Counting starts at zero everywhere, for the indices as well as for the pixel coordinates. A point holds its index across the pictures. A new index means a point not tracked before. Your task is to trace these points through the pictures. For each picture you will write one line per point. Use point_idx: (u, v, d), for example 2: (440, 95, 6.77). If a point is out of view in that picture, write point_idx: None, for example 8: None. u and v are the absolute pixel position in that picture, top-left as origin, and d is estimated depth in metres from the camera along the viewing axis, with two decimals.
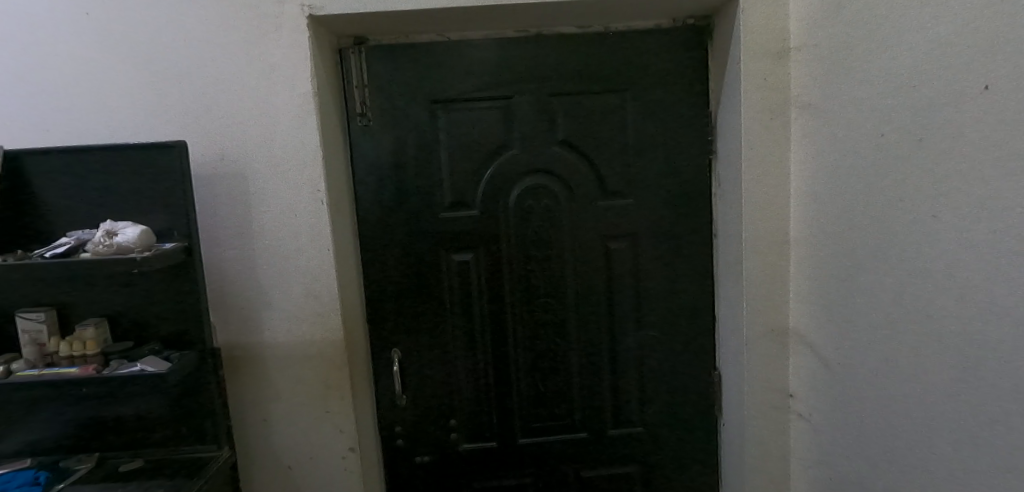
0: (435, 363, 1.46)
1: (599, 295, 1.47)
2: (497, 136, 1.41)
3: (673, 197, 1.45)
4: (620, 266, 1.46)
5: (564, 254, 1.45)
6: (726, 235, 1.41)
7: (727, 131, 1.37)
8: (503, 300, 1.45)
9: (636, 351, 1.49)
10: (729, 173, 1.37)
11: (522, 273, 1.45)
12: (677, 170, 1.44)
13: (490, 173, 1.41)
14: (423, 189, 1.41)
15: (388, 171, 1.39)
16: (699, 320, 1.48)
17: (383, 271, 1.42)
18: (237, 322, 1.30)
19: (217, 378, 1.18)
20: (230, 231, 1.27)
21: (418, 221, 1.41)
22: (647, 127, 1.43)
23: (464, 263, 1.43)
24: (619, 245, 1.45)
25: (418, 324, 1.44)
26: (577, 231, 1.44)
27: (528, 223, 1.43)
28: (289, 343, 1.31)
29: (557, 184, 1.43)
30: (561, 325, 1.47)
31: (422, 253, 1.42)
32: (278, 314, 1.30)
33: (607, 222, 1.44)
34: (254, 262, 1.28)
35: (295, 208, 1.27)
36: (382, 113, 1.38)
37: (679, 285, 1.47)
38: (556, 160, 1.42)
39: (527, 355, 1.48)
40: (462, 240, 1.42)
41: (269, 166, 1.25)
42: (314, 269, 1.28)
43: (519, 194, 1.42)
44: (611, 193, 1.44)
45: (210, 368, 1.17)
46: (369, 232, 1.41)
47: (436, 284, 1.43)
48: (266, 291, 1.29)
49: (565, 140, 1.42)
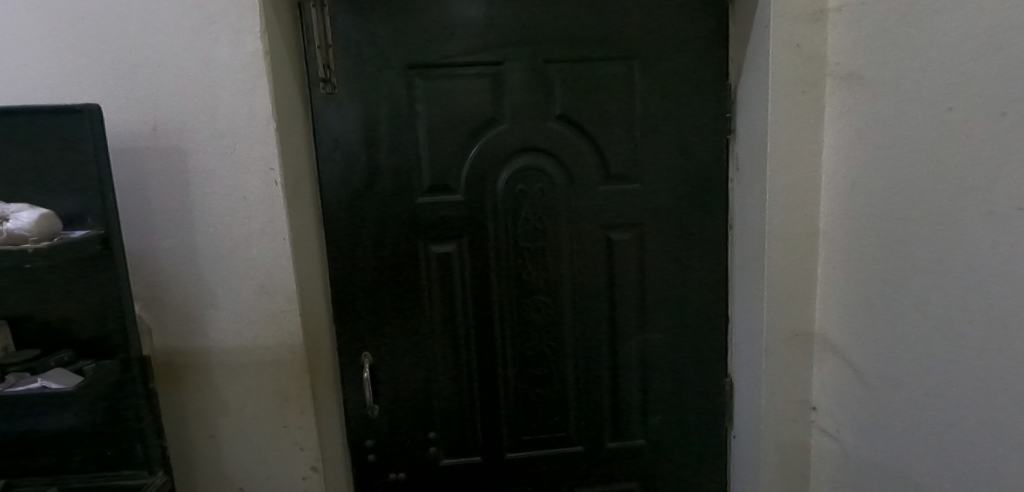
0: (413, 369, 1.28)
1: (599, 292, 1.29)
2: (484, 109, 1.21)
3: (685, 182, 1.27)
4: (624, 261, 1.28)
5: (560, 246, 1.27)
6: (744, 227, 1.24)
7: (750, 107, 1.19)
8: (489, 299, 1.27)
9: (639, 356, 1.32)
10: (750, 156, 1.20)
11: (512, 267, 1.27)
12: (689, 152, 1.26)
13: (475, 152, 1.22)
14: (398, 170, 1.21)
15: (357, 147, 1.20)
16: (710, 321, 1.32)
17: (351, 264, 1.23)
18: (177, 323, 1.10)
19: (147, 389, 0.99)
20: (166, 217, 1.07)
21: (393, 207, 1.22)
22: (656, 103, 1.24)
23: (445, 255, 1.24)
24: (623, 236, 1.28)
25: (392, 325, 1.26)
26: (575, 221, 1.26)
27: (520, 211, 1.25)
28: (240, 348, 1.12)
29: (554, 166, 1.24)
30: (555, 327, 1.30)
31: (397, 243, 1.23)
32: (226, 315, 1.11)
33: (610, 210, 1.26)
34: (196, 253, 1.09)
35: (245, 188, 1.07)
36: (350, 80, 1.18)
37: (688, 283, 1.31)
38: (554, 138, 1.23)
39: (517, 361, 1.30)
40: (443, 229, 1.23)
41: (213, 139, 1.06)
42: (268, 262, 1.10)
43: (509, 177, 1.23)
44: (614, 177, 1.26)
45: (137, 378, 0.97)
46: (336, 220, 1.22)
47: (413, 280, 1.25)
48: (211, 288, 1.10)
49: (563, 115, 1.23)
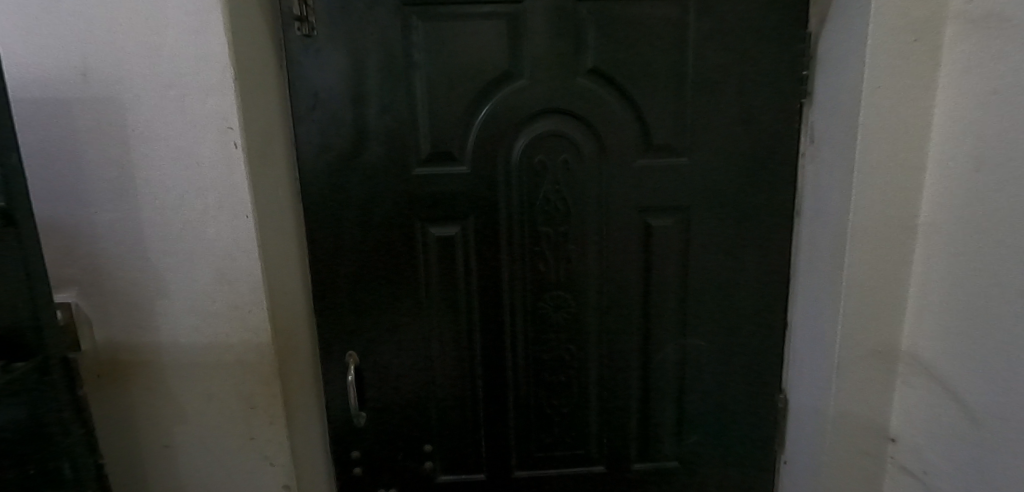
0: (406, 372, 1.08)
1: (632, 289, 1.07)
2: (498, 60, 0.97)
3: (743, 158, 1.03)
4: (663, 252, 1.05)
5: (587, 231, 1.04)
6: (817, 215, 1.00)
7: (837, 63, 0.93)
8: (499, 293, 1.06)
9: (676, 366, 1.10)
10: (832, 126, 0.95)
11: (528, 256, 1.05)
12: (750, 120, 1.02)
13: (486, 115, 0.99)
14: (392, 134, 0.99)
15: (341, 105, 0.98)
16: (766, 327, 1.09)
17: (335, 247, 1.03)
18: (120, 315, 0.91)
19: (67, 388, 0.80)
20: (103, 186, 0.87)
21: (384, 179, 1.00)
22: (714, 57, 0.99)
23: (448, 239, 1.03)
24: (664, 222, 1.04)
25: (382, 320, 1.06)
26: (606, 202, 1.03)
27: (539, 188, 1.02)
28: (196, 346, 0.93)
29: (582, 133, 1.01)
30: (577, 329, 1.08)
31: (389, 223, 1.02)
32: (178, 306, 0.92)
33: (649, 190, 1.03)
34: (141, 230, 0.89)
35: (199, 152, 0.87)
36: (333, 21, 0.95)
37: (741, 280, 1.07)
38: (583, 99, 0.99)
39: (529, 367, 1.09)
40: (444, 208, 1.02)
41: (158, 90, 0.85)
42: (227, 243, 0.90)
43: (526, 146, 1.00)
44: (657, 148, 1.02)
45: (59, 376, 0.79)
46: (315, 193, 1.01)
47: (409, 268, 1.04)
48: (161, 273, 0.91)
49: (596, 70, 0.98)
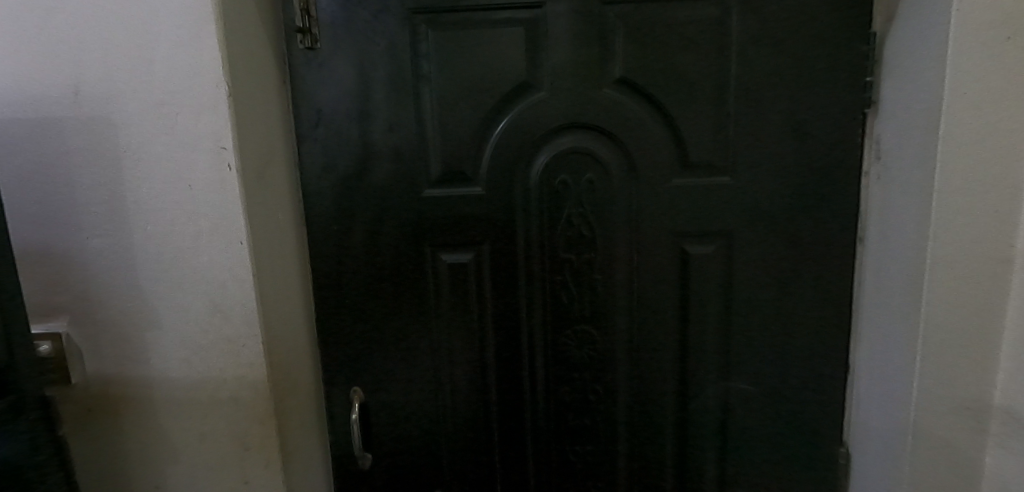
0: (415, 411, 0.99)
1: (667, 325, 0.94)
2: (515, 70, 0.88)
3: (797, 177, 0.90)
4: (703, 283, 0.93)
5: (614, 260, 0.93)
6: (886, 244, 0.86)
7: (911, 67, 0.79)
8: (517, 328, 0.96)
9: (718, 412, 0.97)
10: (905, 141, 0.81)
11: (548, 286, 0.94)
12: (804, 134, 0.89)
13: (502, 131, 0.90)
14: (400, 153, 0.91)
15: (346, 122, 0.91)
16: (825, 372, 0.94)
17: (340, 274, 0.96)
18: (112, 347, 0.86)
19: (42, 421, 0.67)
20: (95, 210, 0.82)
21: (392, 202, 0.92)
22: (762, 63, 0.87)
23: (460, 267, 0.94)
24: (704, 249, 0.92)
25: (389, 353, 0.97)
26: (637, 227, 0.92)
27: (561, 210, 0.92)
28: (188, 382, 0.87)
29: (608, 150, 0.90)
30: (604, 368, 0.96)
31: (397, 250, 0.94)
32: (170, 339, 0.86)
33: (686, 214, 0.91)
34: (133, 257, 0.83)
35: (192, 174, 0.81)
36: (338, 33, 0.88)
37: (795, 317, 0.93)
38: (610, 112, 0.89)
39: (550, 410, 0.98)
40: (456, 233, 0.92)
41: (150, 108, 0.79)
42: (220, 272, 0.83)
43: (547, 165, 0.90)
44: (695, 167, 0.90)
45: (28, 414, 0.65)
46: (319, 217, 0.94)
47: (418, 298, 0.95)
48: (153, 303, 0.85)
49: (625, 80, 0.88)
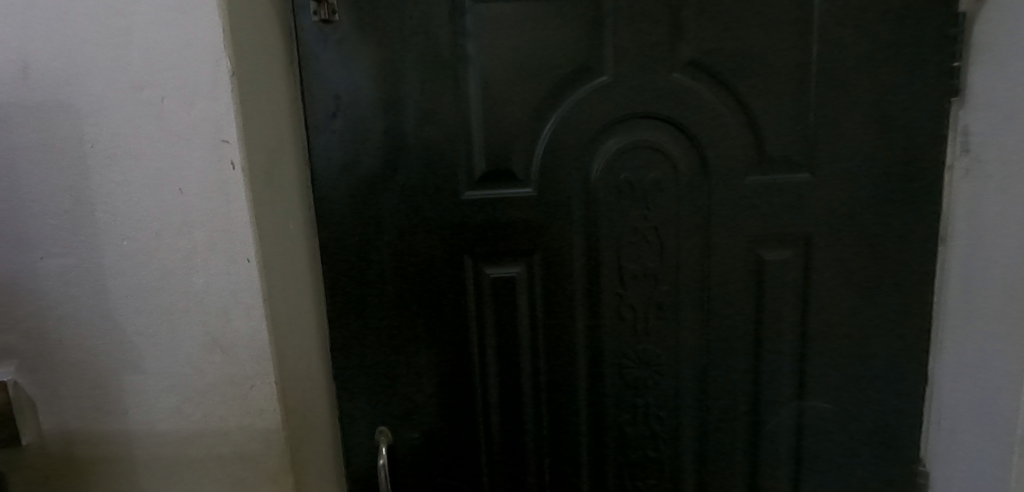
0: (452, 450, 0.85)
1: (739, 339, 0.84)
2: (572, 51, 0.75)
3: (881, 172, 0.81)
4: (778, 293, 0.83)
5: (682, 268, 0.82)
6: (980, 245, 0.77)
7: (1016, 49, 0.71)
8: (571, 349, 0.83)
9: (791, 433, 0.87)
10: (1005, 130, 0.73)
11: (608, 300, 0.82)
12: (890, 124, 0.79)
13: (556, 122, 0.77)
14: (436, 149, 0.76)
15: (370, 111, 0.75)
16: (905, 385, 0.86)
17: (361, 294, 0.80)
18: (77, 395, 0.68)
19: None
20: (53, 222, 0.64)
21: (425, 206, 0.78)
22: (849, 44, 0.77)
23: (507, 281, 0.80)
24: (780, 255, 0.82)
25: (420, 384, 0.83)
26: (707, 231, 0.81)
27: (623, 213, 0.80)
28: (180, 435, 0.69)
29: (677, 144, 0.79)
30: (669, 390, 0.85)
31: (432, 263, 0.79)
32: (156, 383, 0.68)
33: (762, 215, 0.81)
34: (105, 281, 0.66)
35: (184, 175, 0.64)
36: (359, 3, 0.73)
37: (875, 327, 0.85)
38: (679, 100, 0.77)
39: (609, 440, 0.86)
40: (503, 242, 0.79)
41: (127, 90, 0.62)
42: (221, 297, 0.66)
43: (608, 162, 0.78)
44: (772, 162, 0.79)
45: None
46: (336, 225, 0.78)
47: (457, 318, 0.81)
48: (132, 339, 0.67)
49: (697, 63, 0.76)
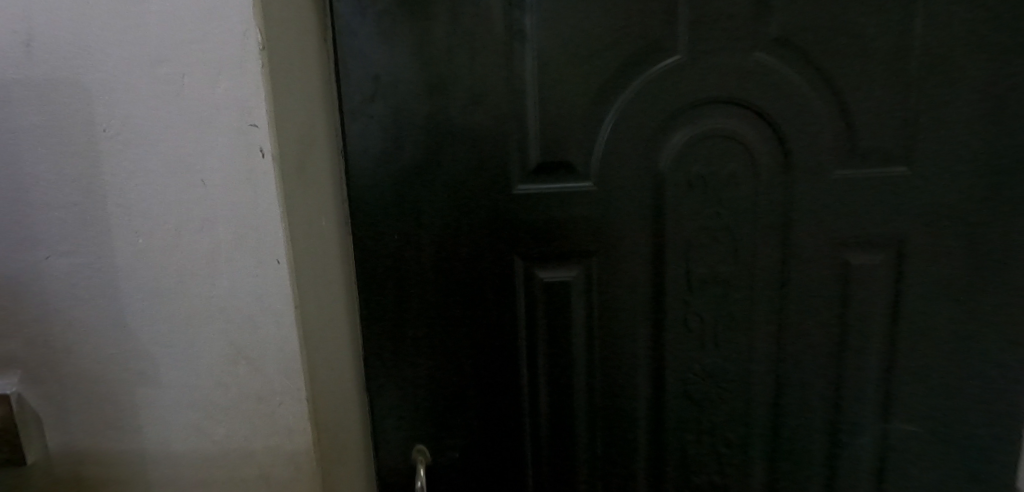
0: (496, 469, 0.77)
1: (819, 354, 0.75)
2: (641, 27, 0.66)
3: (992, 169, 0.70)
4: (865, 303, 0.73)
5: (758, 273, 0.73)
6: None
7: None
8: (630, 361, 0.75)
9: (872, 459, 0.78)
10: None
11: (673, 308, 0.73)
12: (1010, 112, 0.68)
13: (620, 108, 0.68)
14: (484, 138, 0.68)
15: (411, 95, 0.67)
16: (1005, 410, 0.76)
17: (400, 298, 0.72)
18: (86, 410, 0.60)
19: None
20: (60, 216, 0.56)
21: (472, 201, 0.70)
22: (966, 18, 0.66)
23: (561, 285, 0.72)
24: (870, 260, 0.72)
25: (462, 398, 0.75)
26: (788, 232, 0.72)
27: (694, 211, 0.71)
28: (199, 455, 0.62)
29: (757, 133, 0.69)
30: (738, 409, 0.76)
31: (478, 264, 0.71)
32: (174, 398, 0.60)
33: (852, 215, 0.71)
34: (118, 284, 0.58)
35: (206, 164, 0.56)
36: None
37: (975, 343, 0.75)
38: (762, 83, 0.68)
39: (669, 462, 0.78)
40: (557, 242, 0.71)
41: (143, 66, 0.54)
42: (247, 303, 0.59)
43: (678, 153, 0.69)
44: (865, 155, 0.70)
45: None
46: (372, 222, 0.70)
47: (504, 326, 0.73)
48: (147, 348, 0.59)
49: (784, 41, 0.67)
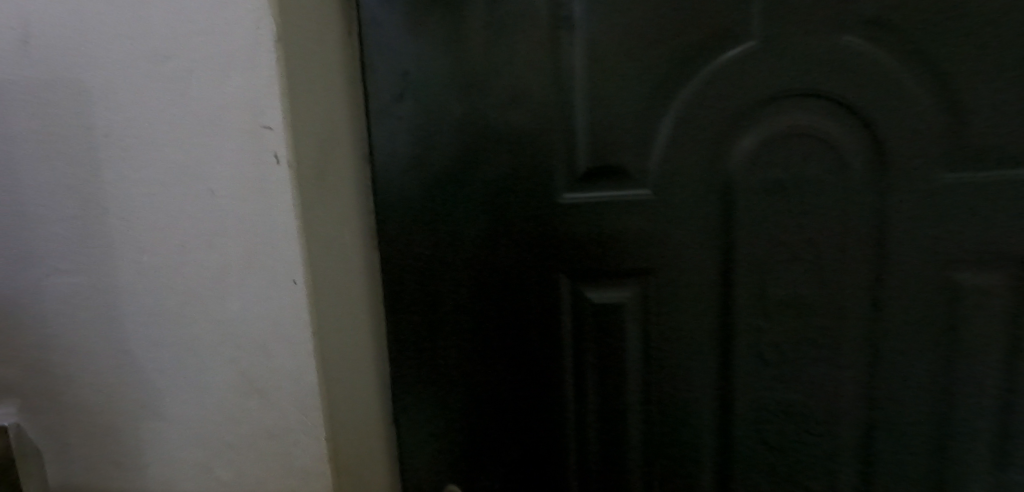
0: None
1: (919, 391, 0.64)
2: (710, 12, 0.57)
3: None
4: (979, 332, 0.62)
5: (847, 296, 0.62)
6: None
7: None
8: (693, 394, 0.65)
9: None
10: None
11: (744, 335, 0.63)
12: None
13: (684, 105, 0.59)
14: (527, 141, 0.60)
15: (446, 94, 0.60)
16: None
17: (432, 320, 0.65)
18: (90, 444, 0.55)
19: None
20: (60, 232, 0.51)
21: (513, 213, 0.62)
22: None
23: (614, 308, 0.63)
24: (986, 282, 0.61)
25: (501, 433, 0.67)
26: (884, 249, 0.61)
27: (771, 224, 0.61)
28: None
29: (848, 132, 0.59)
30: (820, 452, 0.66)
31: (519, 284, 0.63)
32: (182, 433, 0.54)
33: (963, 228, 0.60)
34: (122, 306, 0.52)
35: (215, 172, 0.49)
36: None
37: None
38: (856, 73, 0.58)
39: None
40: (610, 259, 0.62)
41: (147, 62, 0.48)
42: (260, 331, 0.52)
43: (752, 156, 0.60)
44: (986, 158, 0.58)
45: None
46: (402, 236, 0.63)
47: (549, 353, 0.65)
48: (153, 378, 0.53)
49: (886, 22, 0.56)
